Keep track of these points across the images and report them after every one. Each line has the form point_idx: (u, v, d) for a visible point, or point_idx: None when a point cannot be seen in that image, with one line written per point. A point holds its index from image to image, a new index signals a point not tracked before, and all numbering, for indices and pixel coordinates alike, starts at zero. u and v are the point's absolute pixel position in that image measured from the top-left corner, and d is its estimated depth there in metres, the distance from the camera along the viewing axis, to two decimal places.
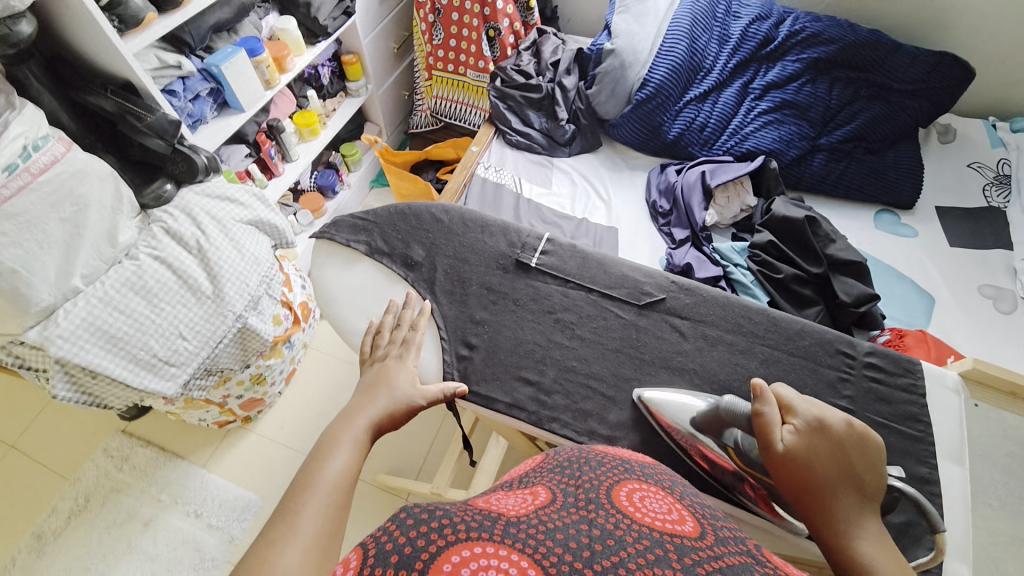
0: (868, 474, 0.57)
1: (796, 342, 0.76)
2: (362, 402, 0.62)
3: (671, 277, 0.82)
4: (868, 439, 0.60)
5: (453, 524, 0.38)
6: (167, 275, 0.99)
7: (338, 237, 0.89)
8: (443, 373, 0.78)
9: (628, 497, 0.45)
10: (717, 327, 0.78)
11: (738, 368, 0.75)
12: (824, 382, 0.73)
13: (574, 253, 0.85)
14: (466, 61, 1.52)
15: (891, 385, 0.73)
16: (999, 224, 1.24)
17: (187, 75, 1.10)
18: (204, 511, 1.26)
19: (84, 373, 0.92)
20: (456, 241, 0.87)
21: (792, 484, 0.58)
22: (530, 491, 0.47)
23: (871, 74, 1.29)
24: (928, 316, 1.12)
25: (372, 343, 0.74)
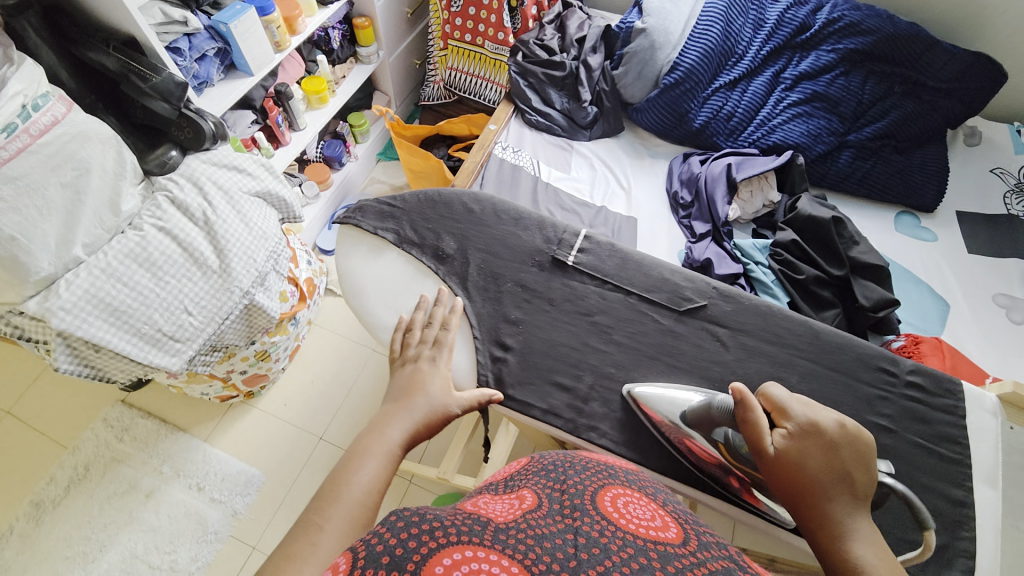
0: (860, 474, 0.57)
1: (836, 356, 0.74)
2: (394, 410, 0.61)
3: (712, 283, 0.80)
4: (861, 439, 0.59)
5: (443, 527, 0.35)
6: (172, 246, 0.95)
7: (364, 224, 0.86)
8: (478, 376, 0.75)
9: (612, 502, 0.42)
10: (756, 337, 0.76)
11: (777, 382, 0.73)
12: (864, 400, 0.71)
13: (613, 252, 0.83)
14: (485, 31, 1.44)
15: (930, 405, 0.72)
16: (1017, 235, 1.20)
17: (193, 33, 1.02)
18: (206, 485, 1.26)
19: (87, 346, 0.89)
20: (488, 233, 0.84)
21: (790, 487, 0.57)
22: (513, 495, 0.44)
23: (907, 70, 1.24)
24: (942, 322, 1.10)
25: (405, 340, 0.72)
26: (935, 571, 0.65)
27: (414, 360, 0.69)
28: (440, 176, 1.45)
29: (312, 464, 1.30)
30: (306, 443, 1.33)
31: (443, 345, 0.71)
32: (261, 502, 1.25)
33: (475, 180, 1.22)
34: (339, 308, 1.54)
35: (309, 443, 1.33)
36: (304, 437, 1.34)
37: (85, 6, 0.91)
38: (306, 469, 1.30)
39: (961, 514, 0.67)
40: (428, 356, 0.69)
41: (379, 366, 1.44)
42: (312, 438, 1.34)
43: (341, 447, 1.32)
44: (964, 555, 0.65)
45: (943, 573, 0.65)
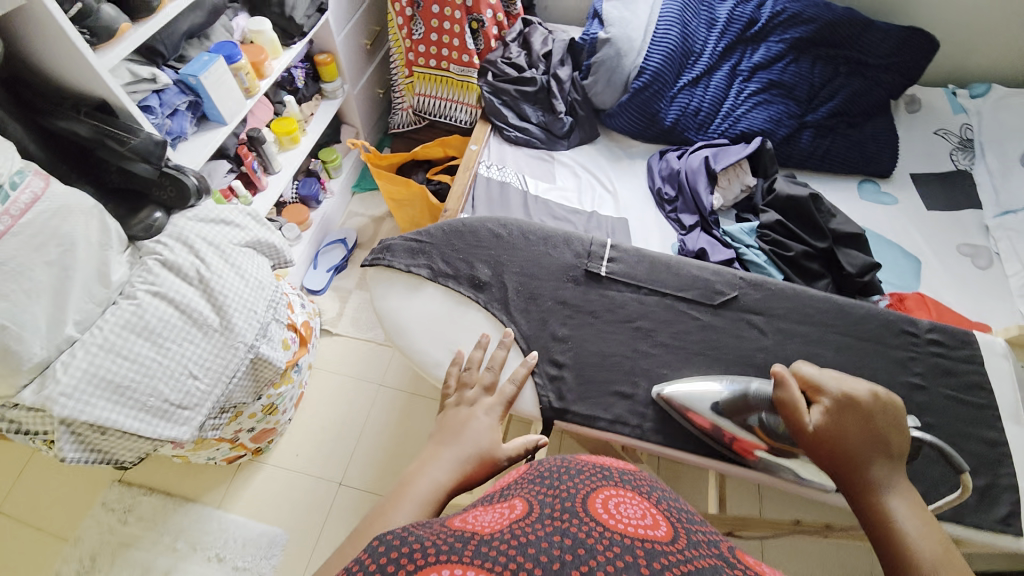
0: (893, 439, 0.61)
1: (862, 326, 0.78)
2: (439, 451, 0.61)
3: (739, 273, 0.83)
4: (893, 409, 0.63)
5: (424, 547, 0.35)
6: (169, 311, 0.91)
7: (396, 263, 0.88)
8: (540, 400, 0.78)
9: (604, 505, 0.42)
10: (789, 320, 0.79)
11: (818, 358, 0.76)
12: (895, 362, 0.76)
13: (641, 257, 0.86)
14: (449, 56, 1.45)
15: (953, 358, 0.77)
16: (968, 187, 1.28)
17: (163, 89, 1.03)
18: (227, 554, 1.20)
19: (92, 430, 0.84)
20: (522, 255, 0.87)
21: (829, 459, 0.60)
22: (506, 505, 0.44)
23: (847, 51, 1.35)
24: (917, 277, 1.15)
25: (459, 380, 0.72)
26: (988, 509, 0.69)
27: (468, 403, 0.69)
28: (424, 202, 1.43)
29: (337, 512, 1.26)
30: (325, 491, 1.28)
31: (500, 395, 0.70)
32: (286, 562, 1.20)
33: (466, 203, 1.23)
34: (337, 347, 1.50)
35: (331, 490, 1.28)
36: (323, 485, 1.29)
37: (46, 70, 0.87)
38: (331, 519, 1.25)
39: (999, 453, 0.72)
40: (482, 403, 0.69)
41: (389, 401, 1.41)
42: (332, 484, 1.29)
43: (363, 489, 1.28)
44: (1010, 490, 0.70)
45: (995, 509, 0.69)
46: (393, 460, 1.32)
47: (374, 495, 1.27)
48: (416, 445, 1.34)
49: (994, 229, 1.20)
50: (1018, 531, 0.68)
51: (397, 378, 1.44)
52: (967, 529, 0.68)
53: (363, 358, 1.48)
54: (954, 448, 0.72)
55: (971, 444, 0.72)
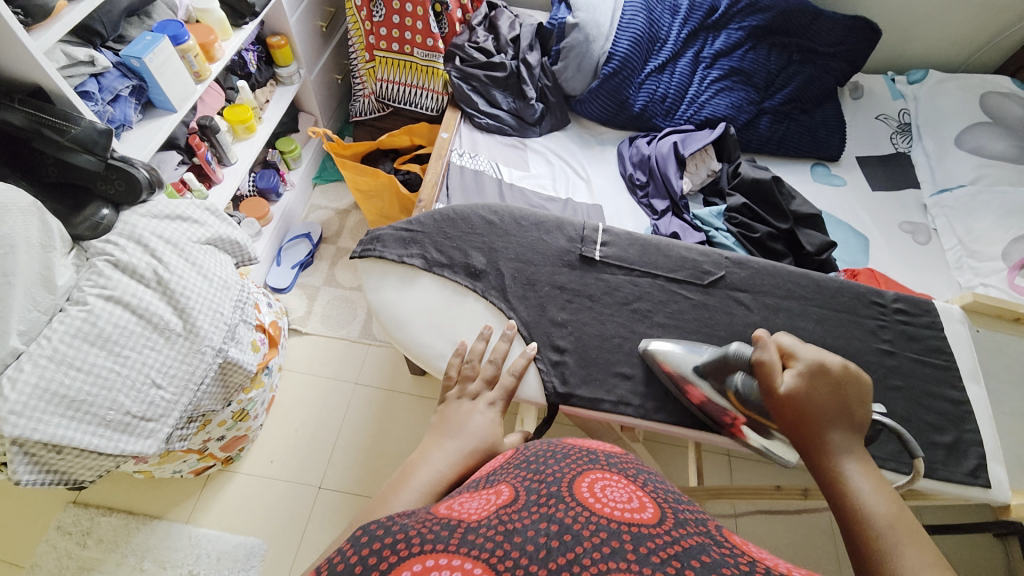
0: (857, 406, 0.61)
1: (838, 298, 0.84)
2: (440, 444, 0.60)
3: (724, 253, 0.86)
4: (859, 380, 0.64)
5: (408, 537, 0.34)
6: (127, 317, 0.84)
7: (388, 254, 0.86)
8: (545, 386, 0.78)
9: (589, 487, 0.42)
10: (773, 295, 0.83)
11: (802, 331, 0.81)
12: (867, 331, 0.82)
13: (632, 241, 0.87)
14: (413, 39, 1.39)
15: (917, 324, 0.83)
16: (907, 167, 1.39)
17: (101, 72, 0.94)
18: (201, 570, 1.14)
19: (48, 451, 0.77)
20: (515, 241, 0.87)
21: (794, 421, 0.61)
22: (491, 491, 0.44)
23: (800, 39, 1.41)
24: (865, 254, 1.23)
25: (460, 372, 0.73)
26: (958, 463, 0.75)
27: (470, 398, 0.69)
28: (393, 192, 1.38)
29: (317, 516, 1.22)
30: (305, 494, 1.24)
31: (501, 388, 0.72)
32: (267, 572, 1.15)
33: (441, 192, 1.21)
34: (306, 346, 1.44)
35: (310, 495, 1.24)
36: (302, 490, 1.25)
37: None
38: (312, 523, 1.21)
39: (962, 410, 0.79)
40: (484, 396, 0.70)
41: (367, 399, 1.37)
42: (311, 488, 1.25)
43: (345, 490, 1.25)
44: (974, 443, 0.77)
45: (964, 462, 0.76)
46: (374, 459, 1.29)
47: (355, 496, 1.24)
48: (398, 442, 1.31)
49: (931, 207, 1.31)
50: (982, 480, 0.75)
51: (374, 375, 1.40)
52: (939, 483, 0.74)
53: (334, 356, 1.43)
54: (923, 407, 0.78)
55: (937, 403, 0.79)
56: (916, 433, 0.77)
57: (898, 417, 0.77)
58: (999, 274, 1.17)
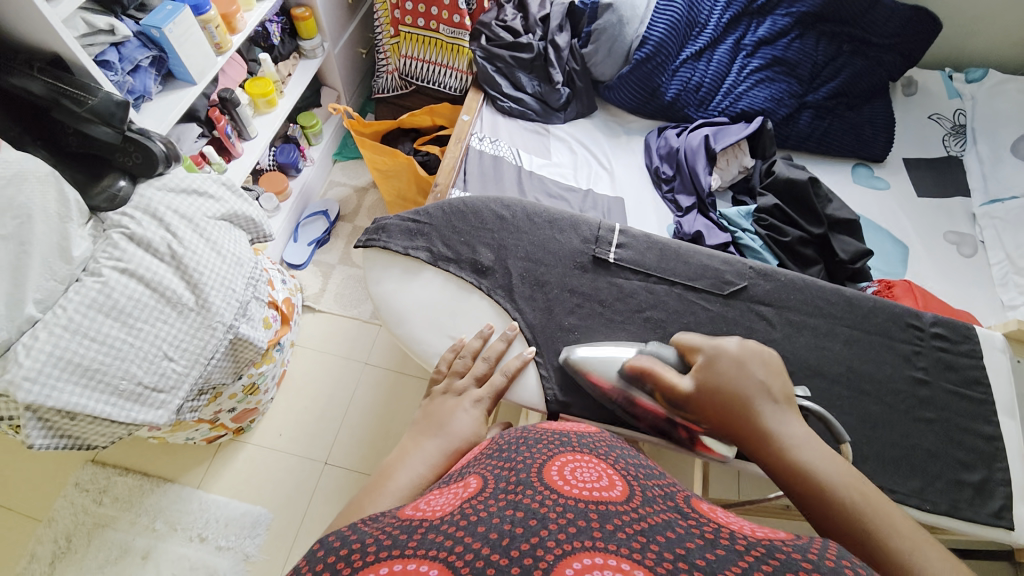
0: (774, 381, 0.59)
1: (870, 319, 0.78)
2: (422, 444, 0.60)
3: (748, 263, 0.81)
4: (764, 350, 0.62)
5: (364, 545, 0.32)
6: (139, 289, 0.84)
7: (393, 245, 0.84)
8: (545, 395, 0.76)
9: (559, 471, 0.41)
10: (799, 312, 0.78)
11: (826, 352, 0.76)
12: (900, 357, 0.77)
13: (650, 244, 0.83)
14: (439, 15, 1.35)
15: (956, 353, 0.77)
16: (959, 174, 1.29)
17: (121, 42, 0.93)
18: (209, 534, 1.18)
19: (62, 416, 0.79)
20: (527, 239, 0.84)
21: (717, 417, 0.57)
22: (460, 484, 0.43)
23: (852, 29, 1.31)
24: (904, 263, 1.16)
25: (451, 367, 0.73)
26: (985, 504, 0.71)
27: (456, 394, 0.69)
28: (411, 173, 1.35)
29: (321, 492, 1.24)
30: (311, 471, 1.26)
31: (489, 386, 0.70)
32: (270, 542, 1.18)
33: (458, 176, 1.18)
34: (318, 324, 1.45)
35: (315, 470, 1.26)
36: (308, 465, 1.27)
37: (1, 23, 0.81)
38: (317, 498, 1.23)
39: (996, 448, 0.74)
40: (471, 393, 0.68)
41: (376, 381, 1.38)
42: (317, 464, 1.27)
43: (349, 468, 1.26)
44: (1005, 485, 0.72)
45: (991, 504, 0.71)
46: (379, 441, 1.30)
47: (358, 474, 1.25)
48: (403, 425, 1.32)
49: (980, 216, 1.22)
50: (1010, 524, 0.70)
51: (383, 357, 1.41)
52: (962, 524, 0.70)
53: (344, 336, 1.43)
54: (953, 443, 0.73)
55: (970, 438, 0.74)
56: (942, 470, 0.72)
57: (924, 451, 0.73)
58: None
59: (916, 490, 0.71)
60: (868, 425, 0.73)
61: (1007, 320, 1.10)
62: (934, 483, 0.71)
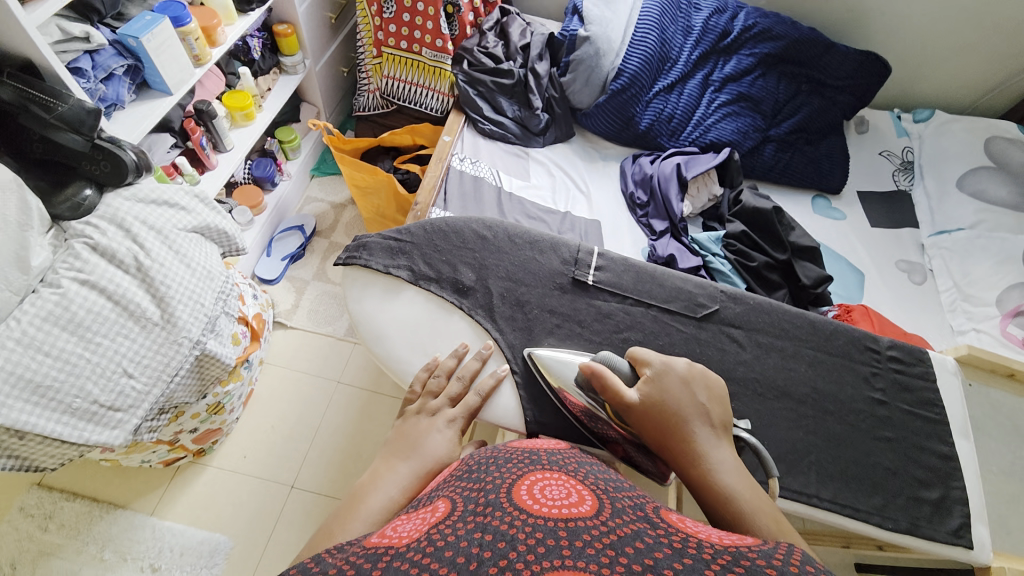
0: (715, 409, 0.61)
1: (832, 342, 0.82)
2: (392, 465, 0.59)
3: (720, 286, 0.85)
4: (711, 378, 0.65)
5: (328, 573, 0.31)
6: (101, 302, 0.81)
7: (373, 263, 0.84)
8: (524, 415, 0.76)
9: (528, 490, 0.41)
10: (768, 334, 0.82)
11: (793, 373, 0.80)
12: (861, 378, 0.81)
13: (627, 267, 0.86)
14: (422, 38, 1.38)
15: (910, 374, 0.82)
16: (907, 206, 1.39)
17: (96, 50, 0.92)
18: (162, 564, 1.10)
19: (7, 437, 0.74)
20: (508, 259, 0.85)
21: (655, 428, 0.59)
22: (428, 509, 0.42)
23: (810, 71, 1.41)
24: (860, 289, 1.23)
25: (427, 386, 0.72)
26: (941, 520, 0.75)
27: (430, 413, 0.68)
28: (391, 191, 1.35)
29: (287, 517, 1.18)
30: (276, 495, 1.21)
31: (464, 406, 0.70)
32: (230, 572, 1.11)
33: (438, 196, 1.19)
34: (289, 340, 1.41)
35: (281, 494, 1.21)
36: (273, 489, 1.21)
37: None
38: (282, 524, 1.17)
39: (950, 466, 0.78)
40: (446, 412, 0.68)
41: (348, 399, 1.34)
42: (283, 488, 1.22)
43: (317, 492, 1.21)
44: (959, 501, 0.76)
45: (948, 521, 0.75)
46: (350, 462, 1.26)
47: (327, 498, 1.21)
48: (376, 445, 1.28)
49: (928, 247, 1.31)
50: (966, 540, 0.74)
51: (357, 375, 1.38)
52: (921, 540, 0.74)
53: (317, 353, 1.40)
54: (911, 461, 0.77)
55: (925, 456, 0.77)
56: (902, 487, 0.76)
57: (886, 469, 0.76)
58: (991, 320, 1.17)
59: (880, 507, 0.74)
60: (833, 444, 0.77)
61: (956, 344, 1.17)
62: (894, 501, 0.75)
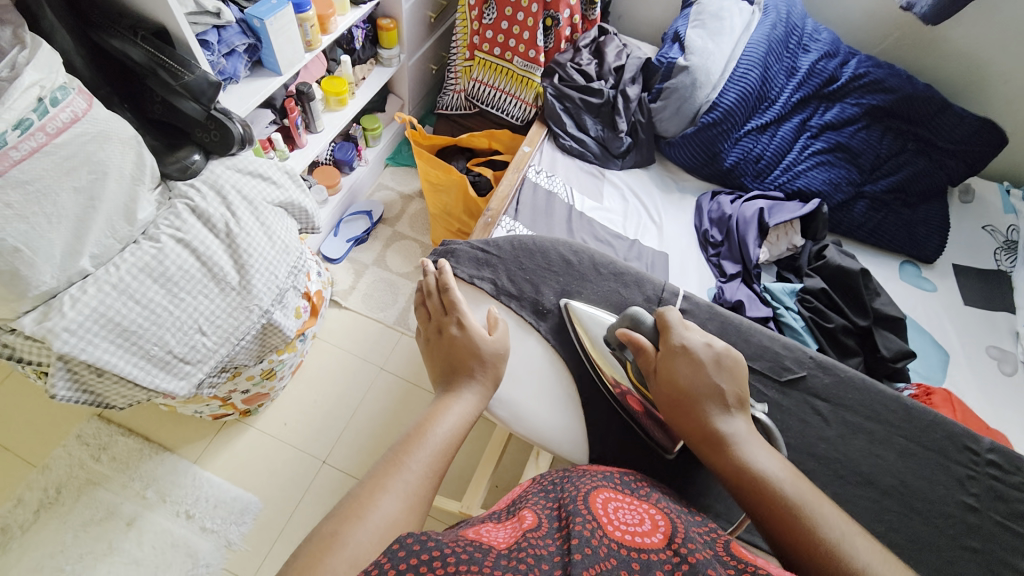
0: (731, 386, 0.64)
1: (927, 435, 0.76)
2: (450, 396, 0.65)
3: (810, 351, 0.80)
4: (729, 358, 0.67)
5: (443, 555, 0.38)
6: (190, 261, 0.86)
7: (461, 272, 0.84)
8: (591, 451, 0.78)
9: (604, 507, 0.49)
10: (856, 414, 0.77)
11: (878, 461, 0.75)
12: (954, 479, 0.74)
13: (712, 315, 0.83)
14: (516, 47, 1.40)
15: (1008, 483, 0.73)
16: (1008, 289, 1.26)
17: (224, 26, 0.98)
18: (196, 513, 1.16)
19: (89, 372, 0.80)
20: (589, 288, 0.84)
21: (674, 399, 0.64)
22: (514, 518, 0.48)
23: (919, 129, 1.31)
24: (944, 371, 1.12)
25: (445, 301, 0.74)
26: None
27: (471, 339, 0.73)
28: (462, 192, 1.37)
29: (315, 490, 1.21)
30: (307, 467, 1.24)
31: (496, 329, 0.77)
32: (256, 532, 1.16)
33: (510, 205, 1.20)
34: (342, 320, 1.45)
35: (312, 467, 1.24)
36: (306, 460, 1.25)
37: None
38: (307, 498, 1.21)
39: None
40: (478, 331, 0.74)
41: (387, 388, 1.36)
42: (315, 461, 1.25)
43: (346, 472, 1.24)
44: None
45: None
46: (381, 448, 1.28)
47: (355, 480, 1.23)
48: None
49: None
50: None
51: (400, 365, 1.40)
52: None
53: (366, 337, 1.43)
54: None
55: None
56: None
57: None
58: None
59: None
60: (915, 546, 0.71)
61: None
62: None
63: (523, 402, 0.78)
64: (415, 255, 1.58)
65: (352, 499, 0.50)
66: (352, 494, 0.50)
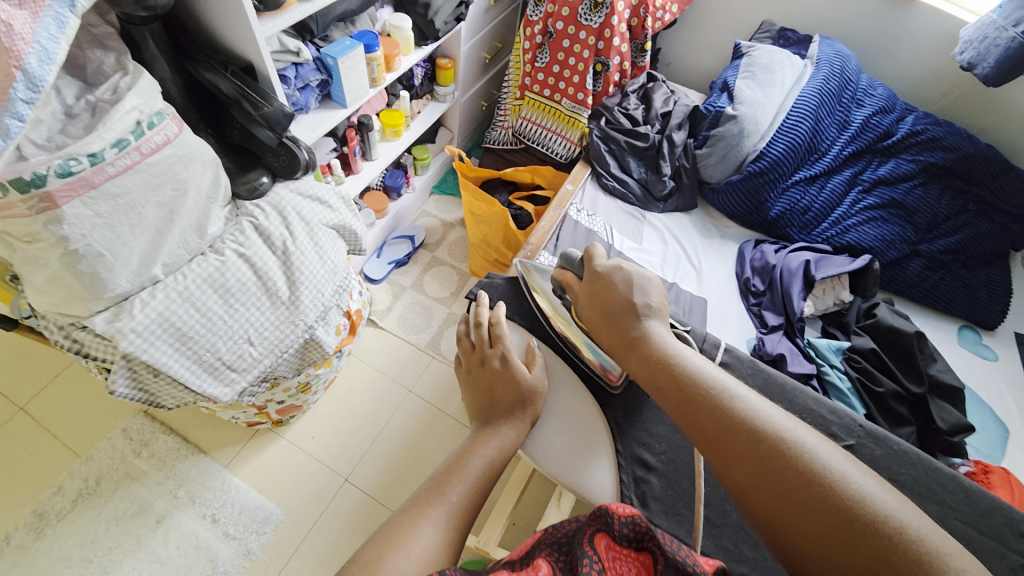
0: (643, 300, 0.69)
1: (985, 520, 0.70)
2: (488, 431, 0.67)
3: (859, 420, 0.78)
4: (644, 279, 0.71)
5: None
6: (248, 275, 0.92)
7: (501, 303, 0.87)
8: (620, 497, 0.76)
9: (608, 555, 0.48)
10: (909, 491, 0.72)
11: None
12: (1010, 569, 0.67)
13: (753, 371, 0.83)
14: (565, 89, 1.45)
15: None
16: None
17: (301, 63, 1.08)
18: (222, 517, 1.19)
19: (147, 372, 0.85)
20: None
21: (594, 319, 0.71)
22: (529, 567, 0.48)
23: (979, 189, 1.26)
24: (1005, 449, 1.03)
25: (485, 333, 0.76)
26: None
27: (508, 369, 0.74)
28: (503, 224, 1.40)
29: (335, 508, 1.22)
30: (330, 483, 1.26)
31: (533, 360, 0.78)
32: (274, 543, 1.18)
33: (550, 240, 1.22)
34: (377, 340, 1.49)
35: (335, 484, 1.26)
36: (330, 476, 1.27)
37: (210, 32, 0.96)
38: (326, 514, 1.22)
39: None
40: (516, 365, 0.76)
41: (414, 411, 1.38)
42: (338, 478, 1.26)
43: (366, 492, 1.25)
44: None
45: None
46: (402, 471, 1.29)
47: (375, 502, 1.24)
48: (429, 464, 1.30)
49: None
50: None
51: (428, 390, 1.41)
52: None
53: (398, 358, 1.46)
54: None
55: None
56: None
57: None
58: None
59: None
60: None
61: None
62: None
63: (556, 446, 0.77)
64: (452, 281, 1.62)
65: (394, 526, 0.52)
66: (392, 522, 0.52)
